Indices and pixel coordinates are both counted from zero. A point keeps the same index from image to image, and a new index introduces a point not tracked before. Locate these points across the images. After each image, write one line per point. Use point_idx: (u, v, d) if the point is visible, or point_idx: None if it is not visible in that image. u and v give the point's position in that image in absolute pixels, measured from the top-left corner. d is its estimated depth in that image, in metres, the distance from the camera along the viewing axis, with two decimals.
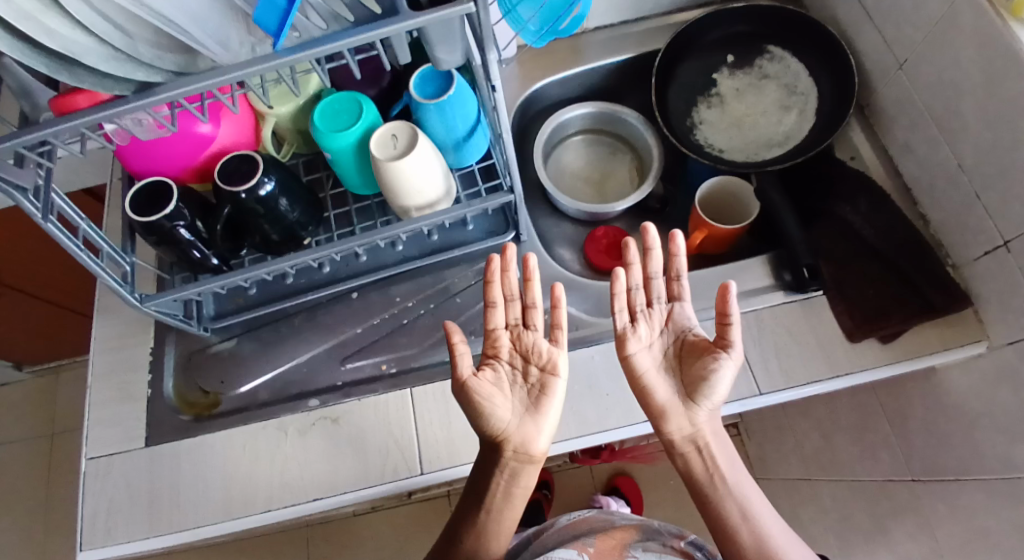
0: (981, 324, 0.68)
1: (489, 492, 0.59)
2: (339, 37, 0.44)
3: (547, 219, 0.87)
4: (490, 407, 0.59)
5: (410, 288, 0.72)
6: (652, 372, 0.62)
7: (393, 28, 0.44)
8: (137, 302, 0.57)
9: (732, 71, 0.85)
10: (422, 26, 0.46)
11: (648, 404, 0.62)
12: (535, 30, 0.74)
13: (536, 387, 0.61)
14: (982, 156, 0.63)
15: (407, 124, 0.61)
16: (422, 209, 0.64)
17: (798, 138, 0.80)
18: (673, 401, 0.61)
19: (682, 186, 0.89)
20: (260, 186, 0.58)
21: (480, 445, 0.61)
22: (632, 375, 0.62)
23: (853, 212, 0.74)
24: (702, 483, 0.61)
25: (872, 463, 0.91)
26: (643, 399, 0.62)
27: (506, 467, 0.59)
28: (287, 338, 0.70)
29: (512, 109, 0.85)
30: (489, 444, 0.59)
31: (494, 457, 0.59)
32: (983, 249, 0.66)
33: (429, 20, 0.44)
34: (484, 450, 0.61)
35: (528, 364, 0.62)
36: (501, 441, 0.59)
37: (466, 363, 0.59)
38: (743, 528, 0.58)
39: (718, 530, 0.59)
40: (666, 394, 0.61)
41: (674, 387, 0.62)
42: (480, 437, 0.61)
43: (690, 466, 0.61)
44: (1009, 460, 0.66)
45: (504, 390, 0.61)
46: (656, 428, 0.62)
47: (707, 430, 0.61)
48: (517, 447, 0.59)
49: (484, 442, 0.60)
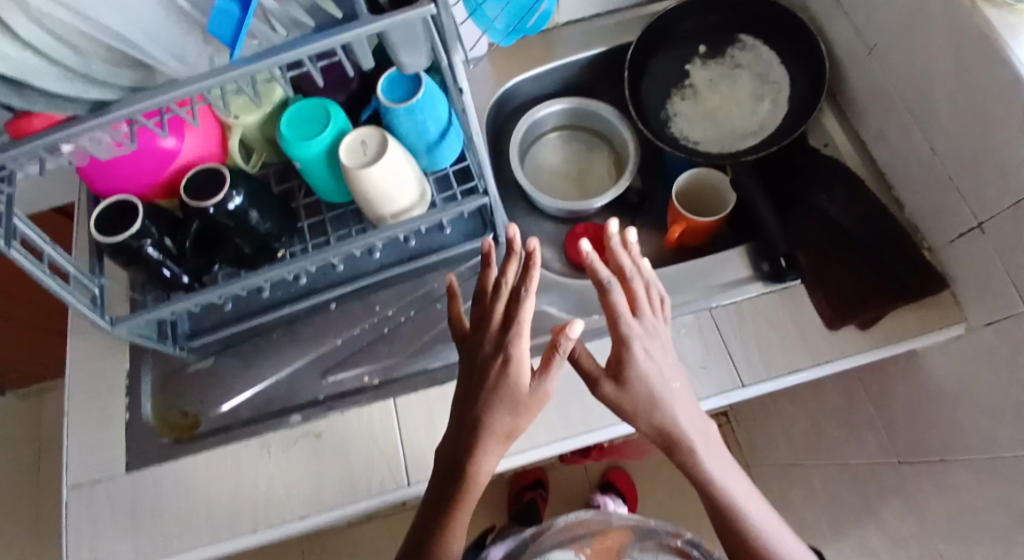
0: (960, 307, 0.69)
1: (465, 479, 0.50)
2: (299, 44, 0.43)
3: (526, 217, 0.87)
4: (487, 388, 0.49)
5: (391, 296, 0.71)
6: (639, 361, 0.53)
7: (354, 32, 0.44)
8: (107, 326, 0.55)
9: (704, 63, 0.85)
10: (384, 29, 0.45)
11: (638, 393, 0.52)
12: (503, 26, 0.69)
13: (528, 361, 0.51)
14: (954, 140, 0.63)
15: (377, 129, 0.60)
16: (398, 215, 0.64)
17: (772, 127, 0.80)
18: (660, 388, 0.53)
19: (660, 178, 0.88)
20: (228, 201, 0.57)
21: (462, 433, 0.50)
22: (620, 363, 0.53)
23: (829, 200, 0.75)
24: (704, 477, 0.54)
25: (860, 444, 0.93)
26: (629, 388, 0.53)
27: (476, 470, 0.50)
28: (266, 352, 0.69)
29: (486, 108, 0.84)
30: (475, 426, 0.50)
31: (467, 463, 0.50)
32: (959, 231, 0.66)
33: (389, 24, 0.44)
34: (462, 437, 0.50)
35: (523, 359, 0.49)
36: (472, 438, 0.50)
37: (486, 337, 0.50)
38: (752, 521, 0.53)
39: (728, 528, 0.53)
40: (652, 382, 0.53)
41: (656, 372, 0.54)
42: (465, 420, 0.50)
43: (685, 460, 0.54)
44: (993, 437, 0.67)
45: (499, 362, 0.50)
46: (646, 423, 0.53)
47: (690, 438, 0.53)
48: (503, 435, 0.50)
49: (449, 449, 0.51)
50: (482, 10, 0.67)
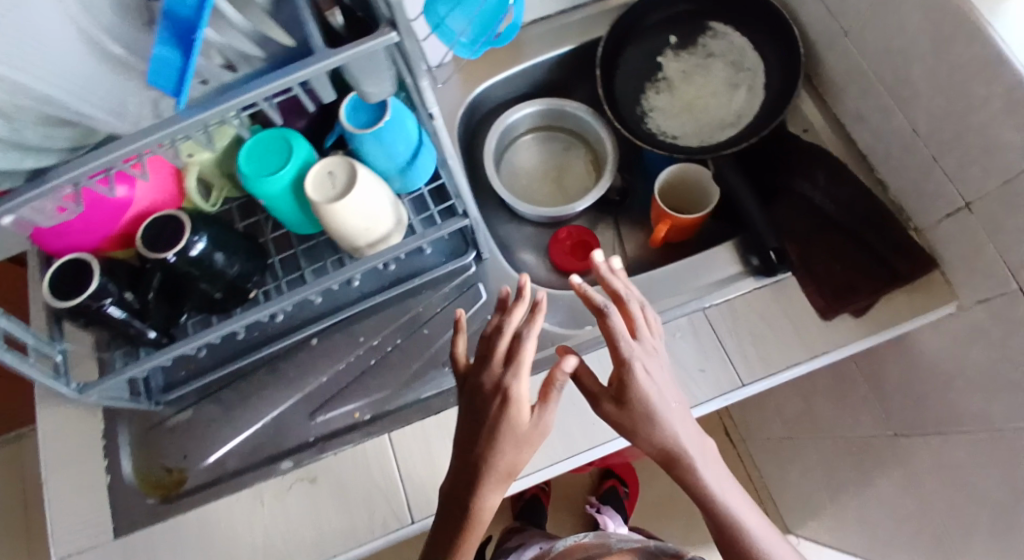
0: (949, 286, 0.68)
1: (471, 516, 0.48)
2: (250, 88, 0.41)
3: (507, 225, 0.84)
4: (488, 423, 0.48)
5: (374, 325, 0.68)
6: (645, 379, 0.51)
7: (310, 69, 0.41)
8: (75, 395, 0.53)
9: (677, 53, 0.82)
10: (344, 62, 0.42)
11: (636, 412, 0.51)
12: (469, 40, 0.65)
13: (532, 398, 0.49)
14: (937, 121, 0.62)
15: (343, 157, 0.57)
16: (374, 244, 0.61)
17: (751, 116, 0.78)
18: (662, 404, 0.51)
19: (640, 174, 0.86)
20: (190, 247, 0.54)
21: (467, 467, 0.48)
22: (621, 381, 0.51)
23: (812, 186, 0.73)
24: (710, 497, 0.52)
25: (854, 421, 0.93)
26: (628, 408, 0.51)
27: (479, 507, 0.48)
28: (250, 397, 0.66)
29: (457, 116, 0.81)
30: (478, 458, 0.47)
31: (470, 499, 0.48)
32: (945, 211, 0.65)
33: (348, 57, 0.41)
34: (465, 471, 0.48)
35: (518, 395, 0.47)
36: (474, 476, 0.48)
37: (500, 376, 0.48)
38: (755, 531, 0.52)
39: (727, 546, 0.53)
40: (655, 398, 0.51)
41: (659, 389, 0.52)
42: (468, 454, 0.48)
43: (685, 479, 0.53)
44: (989, 412, 0.67)
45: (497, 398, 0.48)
46: (644, 441, 0.52)
47: (689, 453, 0.52)
48: (504, 473, 0.48)
49: (451, 483, 0.49)
50: (446, 24, 0.62)
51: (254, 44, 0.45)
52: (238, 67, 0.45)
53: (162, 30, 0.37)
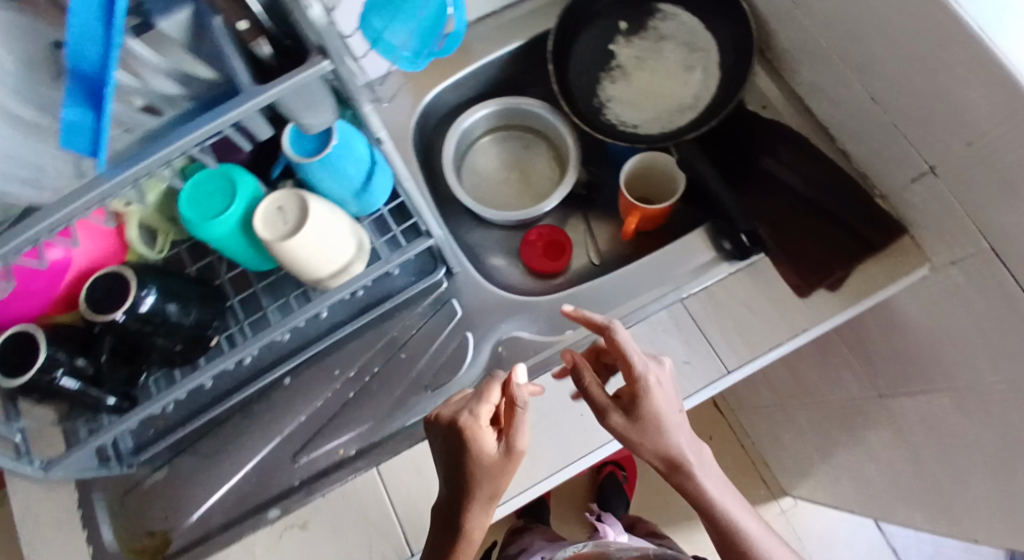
0: (920, 249, 0.67)
1: (462, 535, 0.52)
2: (178, 137, 0.38)
3: (475, 233, 0.82)
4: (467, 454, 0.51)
5: (347, 357, 0.66)
6: (658, 389, 0.52)
7: (241, 110, 0.38)
8: (40, 473, 0.52)
9: (627, 39, 0.80)
10: (276, 98, 0.40)
11: (649, 424, 0.51)
12: (412, 51, 0.61)
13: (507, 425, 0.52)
14: (893, 88, 0.61)
15: (292, 190, 0.54)
16: (336, 275, 0.59)
17: (708, 97, 0.77)
18: (672, 414, 0.52)
19: (604, 165, 0.85)
20: (140, 302, 0.52)
21: (453, 491, 0.52)
22: (634, 394, 0.51)
23: (776, 162, 0.74)
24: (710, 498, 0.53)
25: (839, 385, 0.94)
26: (640, 422, 0.51)
27: (469, 527, 0.52)
28: (230, 446, 0.64)
29: (409, 127, 0.78)
30: (461, 484, 0.51)
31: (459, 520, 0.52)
32: (910, 175, 0.65)
33: (279, 91, 0.38)
34: (453, 495, 0.52)
35: (474, 421, 0.51)
36: (459, 499, 0.52)
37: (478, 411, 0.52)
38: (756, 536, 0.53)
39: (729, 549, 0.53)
40: (667, 408, 0.52)
41: (669, 400, 0.52)
42: (453, 480, 0.52)
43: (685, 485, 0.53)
44: (971, 369, 0.68)
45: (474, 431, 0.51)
46: (650, 452, 0.52)
47: (690, 461, 0.52)
48: (484, 497, 0.51)
49: (442, 507, 0.53)
50: (385, 37, 0.59)
51: (174, 83, 0.42)
52: (163, 111, 0.42)
53: (69, 87, 0.33)
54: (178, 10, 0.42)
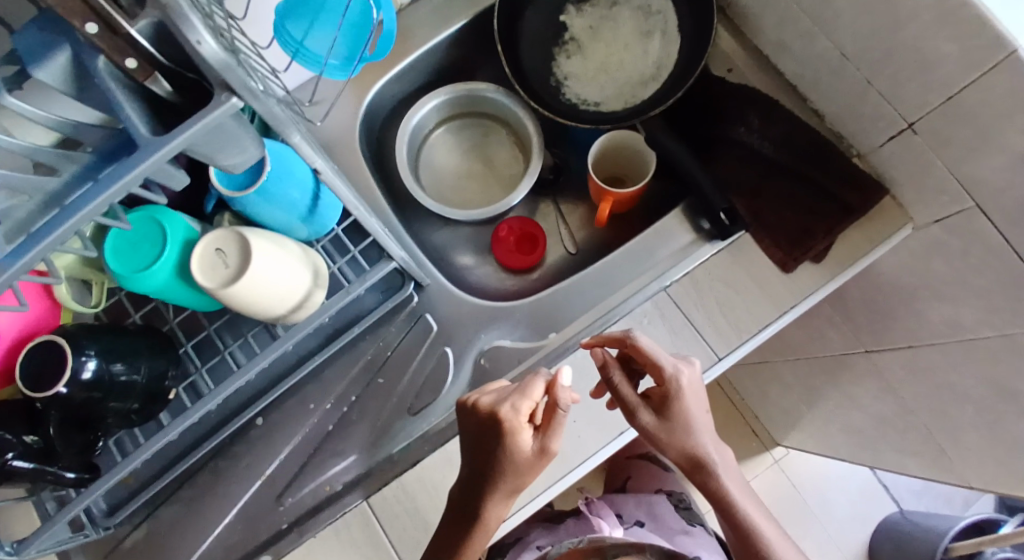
0: (902, 208, 0.65)
1: (479, 527, 0.53)
2: (79, 205, 0.34)
3: (441, 233, 0.78)
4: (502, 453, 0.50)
5: (321, 389, 0.63)
6: (691, 395, 0.54)
7: (144, 164, 0.34)
8: (12, 555, 0.49)
9: (579, 8, 0.75)
10: (187, 145, 0.35)
11: (677, 427, 0.54)
12: (340, 59, 0.57)
13: (546, 426, 0.51)
14: (864, 44, 0.58)
15: (229, 230, 0.49)
16: (298, 308, 0.55)
17: (671, 65, 0.73)
18: (699, 418, 0.54)
19: (569, 147, 0.81)
20: (80, 369, 0.48)
21: (475, 487, 0.52)
22: (665, 397, 0.53)
23: (748, 131, 0.70)
24: (723, 494, 0.56)
25: (823, 342, 0.92)
26: (669, 422, 0.54)
27: (486, 519, 0.53)
28: (209, 494, 0.61)
29: (358, 129, 0.72)
30: (488, 481, 0.51)
31: (478, 516, 0.53)
32: (888, 133, 0.61)
33: (190, 136, 0.34)
34: (475, 491, 0.52)
35: (516, 418, 0.49)
36: (479, 495, 0.52)
37: (522, 410, 0.50)
38: (763, 525, 0.58)
39: (744, 539, 0.57)
40: (696, 413, 0.54)
41: (698, 407, 0.54)
42: (479, 476, 0.52)
43: (708, 484, 0.57)
44: (958, 324, 0.67)
45: (516, 431, 0.49)
46: (675, 450, 0.55)
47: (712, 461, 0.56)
48: (507, 492, 0.52)
49: (462, 500, 0.53)
50: (307, 46, 0.54)
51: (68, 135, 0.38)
52: (62, 167, 0.38)
53: None
54: (55, 54, 0.36)
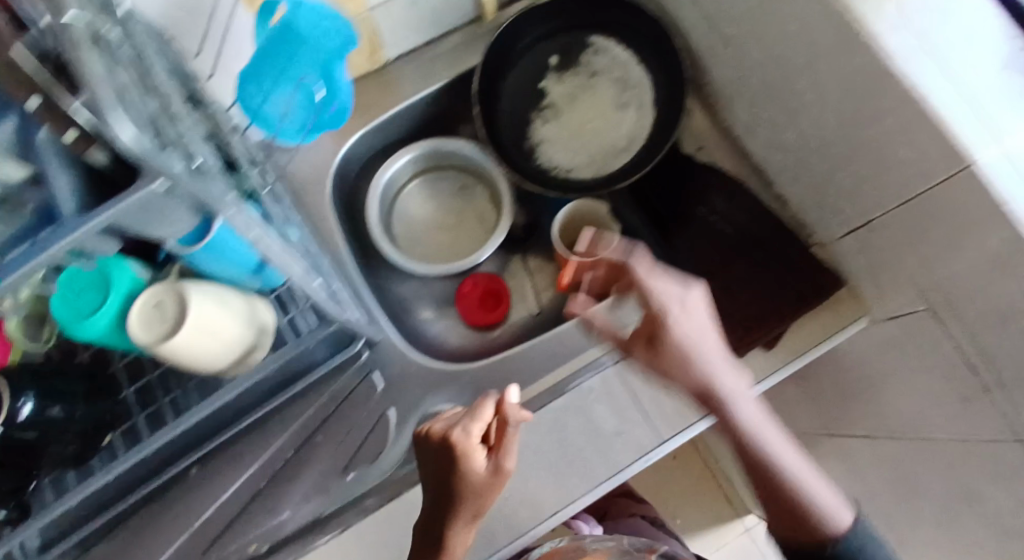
0: (861, 299, 0.64)
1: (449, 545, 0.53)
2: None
3: (406, 285, 0.78)
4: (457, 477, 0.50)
5: (259, 443, 0.63)
6: (691, 335, 0.55)
7: (64, 242, 0.31)
8: None
9: (559, 75, 0.76)
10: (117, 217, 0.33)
11: (693, 366, 0.55)
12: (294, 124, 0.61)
13: (499, 446, 0.51)
14: (825, 140, 0.58)
15: (172, 284, 0.49)
16: (242, 359, 0.55)
17: (643, 138, 0.74)
18: (700, 356, 0.55)
19: (540, 209, 0.81)
20: (18, 410, 0.51)
21: (440, 506, 0.52)
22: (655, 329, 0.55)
23: (711, 212, 0.71)
24: (744, 432, 0.56)
25: (791, 418, 0.91)
26: (662, 360, 0.56)
27: (455, 539, 0.53)
28: (137, 542, 0.60)
29: (330, 177, 0.73)
30: (450, 501, 0.51)
31: (446, 535, 0.53)
32: (844, 228, 0.61)
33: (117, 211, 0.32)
34: (441, 509, 0.53)
35: (467, 440, 0.50)
36: (444, 515, 0.53)
37: (474, 431, 0.50)
38: (798, 478, 0.56)
39: (776, 485, 0.56)
40: (698, 353, 0.55)
41: (699, 347, 0.55)
42: (442, 496, 0.52)
43: (734, 421, 0.57)
44: (910, 424, 0.66)
45: (470, 454, 0.50)
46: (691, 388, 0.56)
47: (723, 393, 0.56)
48: (469, 515, 0.52)
49: (428, 524, 0.54)
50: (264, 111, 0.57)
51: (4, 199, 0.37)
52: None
53: None
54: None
